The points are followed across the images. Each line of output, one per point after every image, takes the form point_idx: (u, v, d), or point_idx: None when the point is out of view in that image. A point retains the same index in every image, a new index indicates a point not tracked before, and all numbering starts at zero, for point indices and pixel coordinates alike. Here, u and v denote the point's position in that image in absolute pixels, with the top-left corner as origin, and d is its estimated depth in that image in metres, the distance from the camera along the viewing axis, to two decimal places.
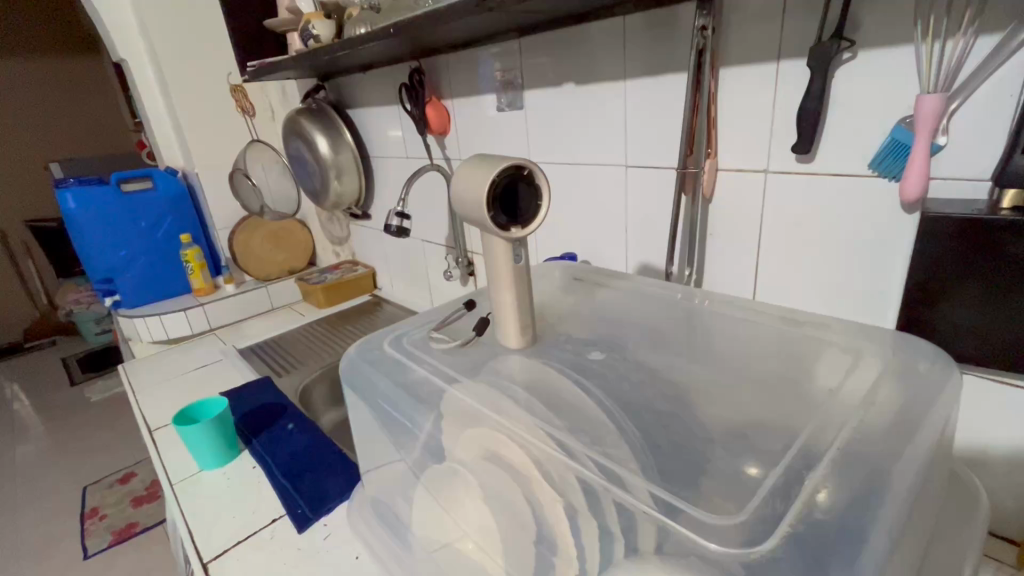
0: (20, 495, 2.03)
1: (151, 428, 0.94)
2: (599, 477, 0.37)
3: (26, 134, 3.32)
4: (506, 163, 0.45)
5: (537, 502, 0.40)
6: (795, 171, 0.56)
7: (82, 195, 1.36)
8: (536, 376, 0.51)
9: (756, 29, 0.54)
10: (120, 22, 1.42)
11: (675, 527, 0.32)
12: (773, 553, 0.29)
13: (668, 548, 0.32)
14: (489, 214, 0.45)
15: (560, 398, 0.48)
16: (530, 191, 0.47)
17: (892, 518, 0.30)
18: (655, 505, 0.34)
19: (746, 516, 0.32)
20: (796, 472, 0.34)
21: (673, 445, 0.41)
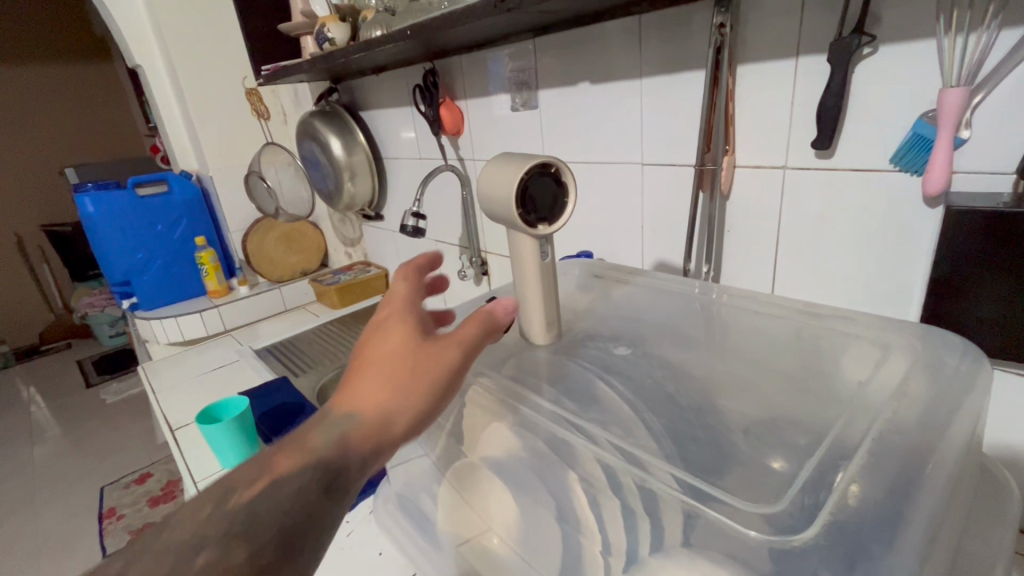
0: (40, 495, 2.06)
1: (172, 428, 0.95)
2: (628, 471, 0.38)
3: (40, 142, 3.37)
4: (535, 161, 0.45)
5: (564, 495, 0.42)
6: (813, 167, 0.56)
7: (100, 199, 1.39)
8: (560, 373, 0.52)
9: (774, 25, 0.54)
10: (136, 29, 1.44)
11: (706, 512, 0.33)
12: (813, 541, 0.30)
13: (696, 537, 0.33)
14: (518, 212, 0.46)
15: (586, 394, 0.49)
16: (557, 189, 0.47)
17: (930, 511, 0.30)
18: (681, 490, 0.35)
19: (779, 508, 0.32)
20: (829, 464, 0.35)
21: (700, 440, 0.42)
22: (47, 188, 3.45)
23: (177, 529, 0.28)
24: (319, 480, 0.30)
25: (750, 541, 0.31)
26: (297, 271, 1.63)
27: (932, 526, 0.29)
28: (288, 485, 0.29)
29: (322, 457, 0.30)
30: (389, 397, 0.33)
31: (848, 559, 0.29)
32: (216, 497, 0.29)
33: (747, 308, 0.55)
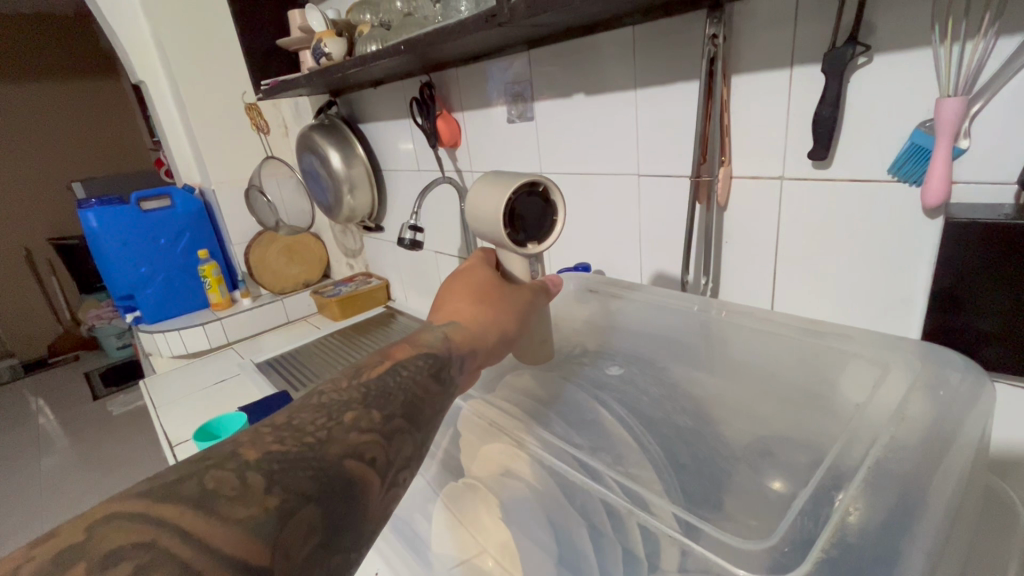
0: (46, 507, 2.07)
1: (171, 444, 0.95)
2: (623, 500, 0.38)
3: (49, 157, 3.42)
4: (522, 179, 0.45)
5: (559, 522, 0.41)
6: (811, 178, 0.55)
7: (104, 215, 1.40)
8: (555, 394, 0.52)
9: (768, 36, 0.54)
10: (138, 45, 1.46)
11: (696, 548, 0.33)
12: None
13: (691, 566, 0.33)
14: (505, 230, 0.45)
15: (581, 416, 0.48)
16: (545, 207, 0.47)
17: (931, 541, 0.29)
18: (677, 526, 0.35)
19: (776, 540, 0.31)
20: (826, 492, 0.34)
21: (697, 464, 0.42)
22: (55, 202, 3.49)
23: (323, 400, 0.35)
24: (431, 369, 0.39)
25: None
26: (299, 283, 1.64)
27: (933, 557, 0.28)
28: (406, 370, 0.38)
29: (434, 349, 0.41)
30: (477, 315, 0.46)
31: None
32: (350, 374, 0.38)
33: (744, 324, 0.54)
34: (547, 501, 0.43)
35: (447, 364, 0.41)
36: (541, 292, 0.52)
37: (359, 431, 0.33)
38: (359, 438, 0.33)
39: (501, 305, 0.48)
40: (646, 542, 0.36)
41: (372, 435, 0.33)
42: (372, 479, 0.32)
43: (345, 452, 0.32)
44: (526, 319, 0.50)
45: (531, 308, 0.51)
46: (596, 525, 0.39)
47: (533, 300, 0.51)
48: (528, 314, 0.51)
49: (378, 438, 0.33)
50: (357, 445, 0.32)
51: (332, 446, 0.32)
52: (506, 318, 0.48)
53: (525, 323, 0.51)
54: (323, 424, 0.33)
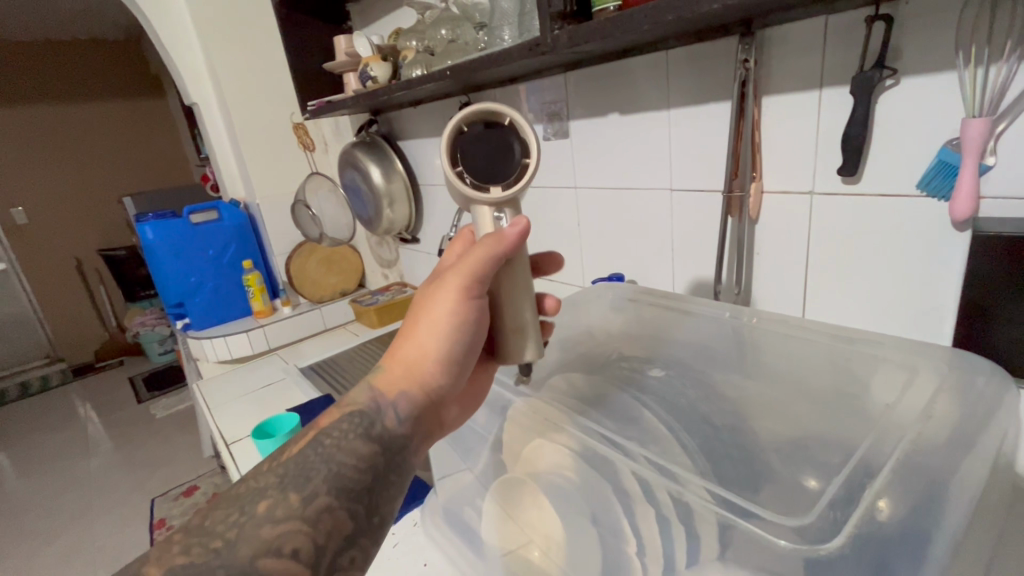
0: (96, 504, 2.18)
1: (227, 443, 1.01)
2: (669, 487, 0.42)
3: (100, 172, 3.62)
4: (479, 108, 0.46)
5: (605, 510, 0.45)
6: (841, 193, 0.57)
7: (159, 227, 1.51)
8: (598, 393, 0.56)
9: (798, 60, 0.57)
10: (193, 70, 1.56)
11: (741, 523, 0.35)
12: (842, 549, 0.32)
13: (733, 547, 0.35)
14: (459, 167, 0.47)
15: (625, 412, 0.52)
16: (509, 142, 0.47)
17: (953, 527, 0.33)
18: (717, 501, 0.37)
19: (812, 518, 0.34)
20: (857, 480, 0.36)
21: (736, 456, 0.45)
22: (105, 215, 3.69)
23: (248, 488, 0.39)
24: (359, 431, 0.42)
25: (780, 551, 0.33)
26: (337, 291, 1.71)
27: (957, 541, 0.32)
28: (326, 442, 0.41)
29: (359, 408, 0.43)
30: (405, 348, 0.47)
31: (877, 565, 0.31)
32: (275, 455, 0.41)
33: (777, 330, 0.57)
34: (591, 489, 0.46)
35: (377, 422, 0.43)
36: (474, 273, 0.45)
37: (274, 523, 0.36)
38: (275, 531, 0.36)
39: (429, 321, 0.46)
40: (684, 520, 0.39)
41: (289, 523, 0.37)
42: (297, 565, 0.36)
43: (260, 549, 0.35)
44: (469, 321, 0.47)
45: (472, 304, 0.47)
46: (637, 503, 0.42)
47: (468, 293, 0.46)
48: (471, 314, 0.47)
49: (296, 526, 0.37)
50: (272, 539, 0.36)
51: (246, 545, 0.35)
52: (440, 333, 0.46)
53: (472, 322, 0.47)
54: (235, 524, 0.37)
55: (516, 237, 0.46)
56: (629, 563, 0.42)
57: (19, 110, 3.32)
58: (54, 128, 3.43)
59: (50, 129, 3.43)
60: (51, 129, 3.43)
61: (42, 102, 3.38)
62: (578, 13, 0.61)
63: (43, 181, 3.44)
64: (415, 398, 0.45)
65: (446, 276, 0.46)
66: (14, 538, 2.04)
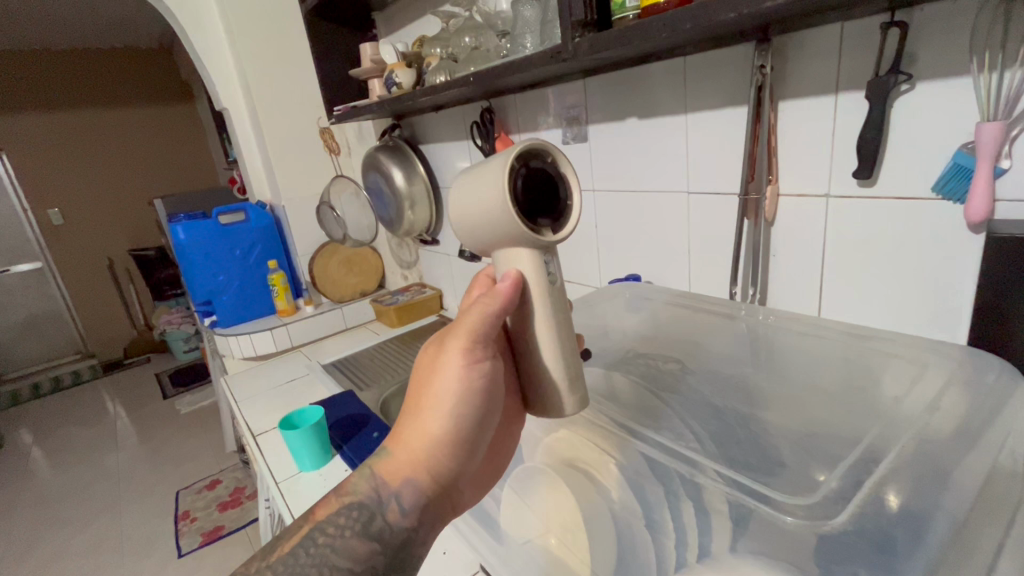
0: (125, 495, 2.26)
1: (254, 434, 1.05)
2: (683, 467, 0.46)
3: (131, 175, 3.75)
4: (529, 143, 0.40)
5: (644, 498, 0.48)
6: (856, 196, 0.58)
7: (190, 228, 1.56)
8: (623, 395, 0.59)
9: (815, 65, 0.58)
10: (224, 77, 1.62)
11: (759, 507, 0.40)
12: (845, 526, 0.37)
13: (752, 529, 0.40)
14: (516, 210, 0.40)
15: (651, 406, 0.57)
16: (557, 179, 0.42)
17: (957, 505, 0.36)
18: (736, 487, 0.43)
19: (817, 498, 0.39)
20: (864, 464, 0.41)
21: (750, 440, 0.51)
22: (135, 216, 3.81)
23: None
24: (357, 526, 0.41)
25: (789, 528, 0.38)
26: (357, 291, 1.75)
27: (958, 518, 0.35)
28: (322, 538, 0.41)
29: (359, 500, 0.42)
30: (408, 425, 0.44)
31: (877, 539, 0.36)
32: (265, 552, 0.41)
33: (792, 328, 0.60)
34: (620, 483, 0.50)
35: (380, 513, 0.42)
36: (470, 335, 0.43)
37: None
38: None
39: (435, 396, 0.43)
40: (700, 510, 0.44)
41: None
42: None
43: None
44: (474, 390, 0.43)
45: (477, 369, 0.43)
46: (666, 485, 0.47)
47: (469, 358, 0.43)
48: (476, 380, 0.44)
49: None
50: None
51: None
52: (446, 409, 0.43)
53: (480, 390, 0.44)
54: None
55: (514, 281, 0.43)
56: (646, 547, 0.46)
57: (57, 116, 3.46)
58: (89, 133, 3.57)
59: (84, 133, 3.56)
60: (86, 133, 3.56)
61: (77, 107, 3.52)
62: (600, 21, 0.63)
63: (76, 183, 3.57)
64: (421, 490, 0.42)
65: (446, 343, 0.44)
66: (47, 526, 2.13)
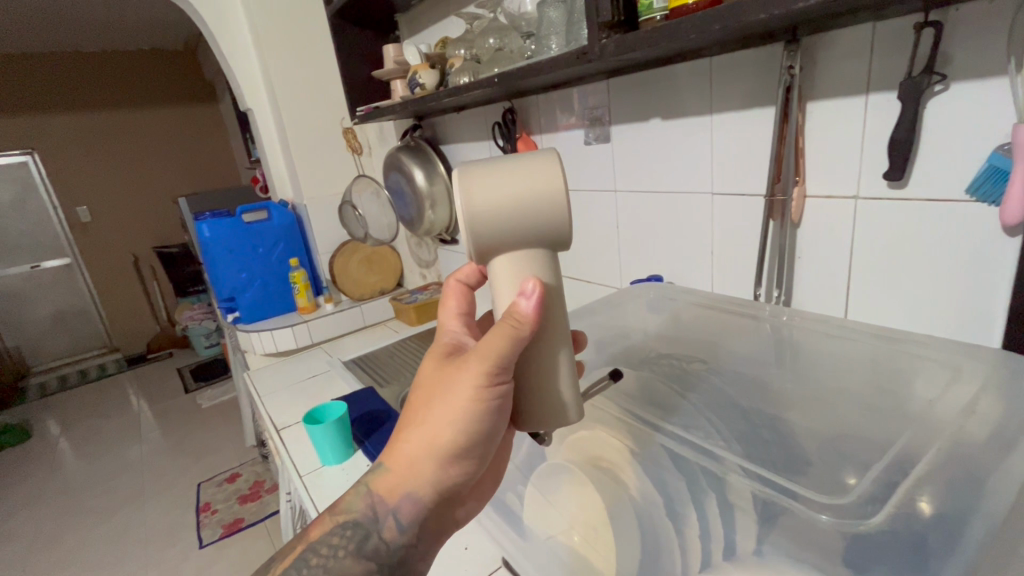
0: (148, 486, 2.32)
1: (278, 428, 1.08)
2: (716, 467, 0.48)
3: (156, 174, 3.84)
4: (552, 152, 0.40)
5: (672, 497, 0.49)
6: (886, 198, 0.58)
7: (215, 226, 1.59)
8: (649, 396, 0.61)
9: (845, 66, 0.57)
10: (249, 78, 1.65)
11: (795, 506, 0.41)
12: (882, 525, 0.37)
13: (785, 528, 0.41)
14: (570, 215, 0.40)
15: (670, 404, 0.59)
16: None
17: (997, 508, 0.35)
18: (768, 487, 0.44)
19: (852, 499, 0.40)
20: (899, 467, 0.42)
21: (777, 441, 0.51)
22: (159, 214, 3.90)
23: None
24: (351, 546, 0.43)
25: (822, 525, 0.39)
26: (376, 290, 1.78)
27: (999, 520, 0.35)
28: (318, 555, 0.43)
29: (354, 518, 0.44)
30: (411, 443, 0.43)
31: (913, 542, 0.36)
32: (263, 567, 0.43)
33: (817, 330, 0.61)
34: (650, 478, 0.52)
35: (374, 530, 0.43)
36: (493, 360, 0.39)
37: None
38: None
39: (446, 419, 0.41)
40: (727, 509, 0.45)
41: None
42: None
43: None
44: (487, 415, 0.41)
45: (495, 394, 0.41)
46: (692, 482, 0.49)
47: (488, 382, 0.40)
48: (495, 406, 0.41)
49: None
50: None
51: None
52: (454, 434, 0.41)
53: (497, 415, 0.42)
54: None
55: (539, 297, 0.40)
56: (668, 540, 0.47)
57: (86, 116, 3.55)
58: (116, 133, 3.66)
59: (111, 133, 3.65)
60: (113, 133, 3.66)
61: (105, 107, 3.60)
62: (628, 22, 0.64)
63: (103, 182, 3.66)
64: (419, 509, 0.43)
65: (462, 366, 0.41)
66: (74, 514, 2.20)
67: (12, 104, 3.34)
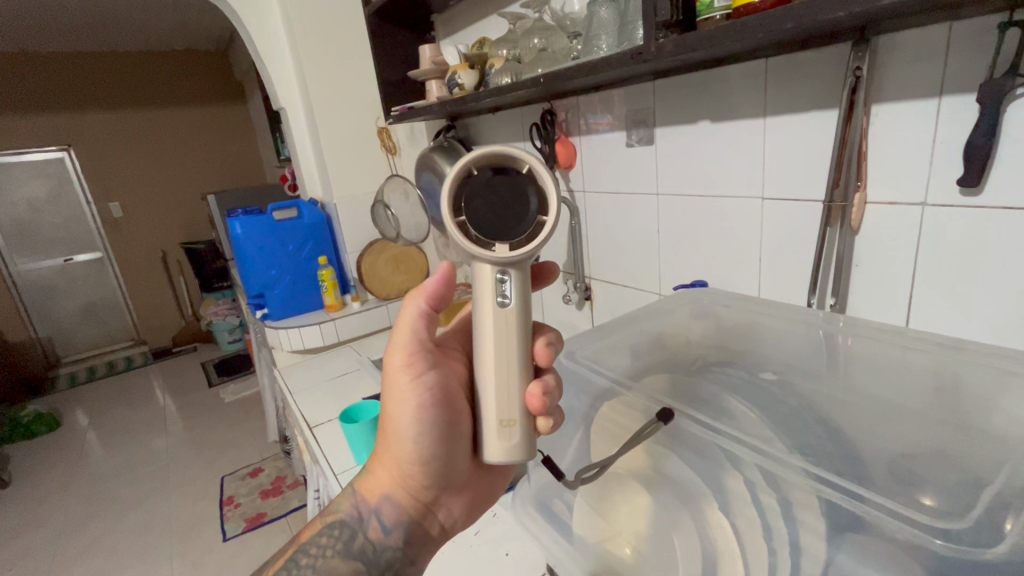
0: (172, 477, 2.36)
1: (310, 424, 1.08)
2: (810, 479, 0.44)
3: (184, 171, 3.91)
4: (449, 183, 0.44)
5: (732, 517, 0.48)
6: (957, 205, 0.55)
7: (247, 222, 1.61)
8: (704, 399, 0.59)
9: (915, 68, 0.55)
10: (284, 77, 1.67)
11: (894, 524, 0.39)
12: (1006, 555, 0.35)
13: (867, 549, 0.40)
14: (474, 240, 0.45)
15: (725, 409, 0.57)
16: (503, 186, 0.45)
17: None
18: (877, 505, 0.41)
19: (966, 524, 0.38)
20: (1018, 492, 0.39)
21: (841, 454, 0.50)
22: (188, 210, 3.98)
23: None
24: (339, 545, 0.55)
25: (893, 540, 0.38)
26: (402, 290, 1.79)
27: None
28: (313, 550, 0.55)
29: (340, 519, 0.56)
30: (382, 448, 0.56)
31: None
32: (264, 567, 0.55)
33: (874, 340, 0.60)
34: (703, 474, 0.51)
35: (360, 531, 0.55)
36: (408, 350, 0.53)
37: None
38: None
39: (389, 412, 0.53)
40: (791, 524, 0.44)
41: None
42: None
43: None
44: (420, 404, 0.52)
45: (419, 384, 0.52)
46: (751, 482, 0.48)
47: (412, 373, 0.53)
48: (421, 395, 0.52)
49: None
50: None
51: None
52: (400, 428, 0.53)
53: (425, 405, 0.52)
54: None
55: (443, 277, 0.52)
56: (727, 543, 0.47)
57: (119, 113, 3.64)
58: (147, 131, 3.75)
59: (143, 131, 3.73)
60: (145, 131, 3.74)
61: (138, 106, 3.69)
62: (684, 22, 0.62)
63: (134, 178, 3.75)
64: (394, 509, 0.55)
65: (394, 368, 0.53)
66: (102, 502, 2.24)
67: (51, 101, 3.44)
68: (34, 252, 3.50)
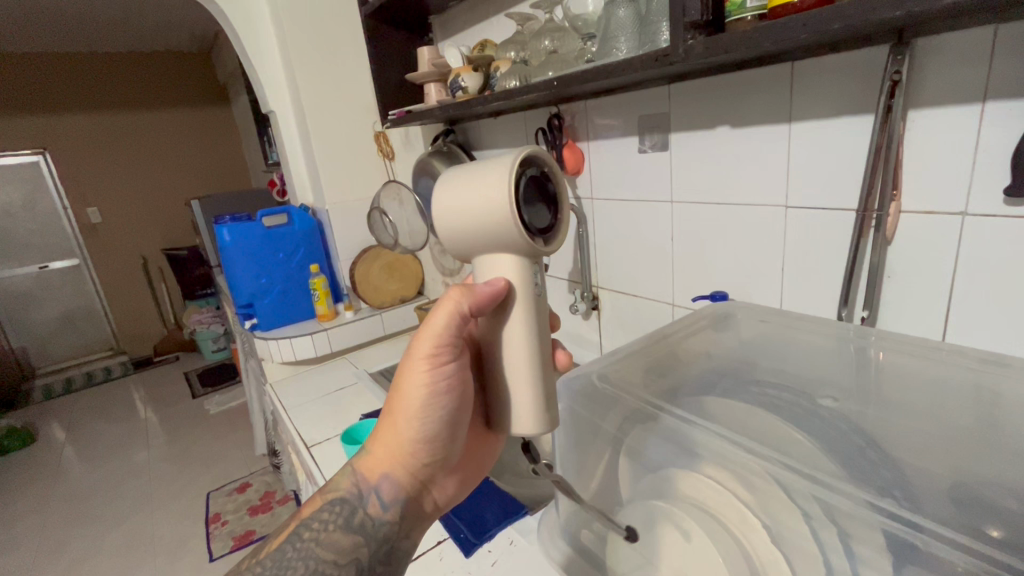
0: (155, 493, 2.27)
1: (308, 444, 1.03)
2: (903, 527, 0.37)
3: (166, 176, 3.80)
4: (508, 177, 0.42)
5: (788, 553, 0.44)
6: (1001, 214, 0.53)
7: (235, 229, 1.55)
8: (741, 421, 0.56)
9: (955, 72, 0.53)
10: (275, 79, 1.62)
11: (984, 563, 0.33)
12: None
13: None
14: (527, 236, 0.45)
15: (766, 431, 0.54)
16: (539, 181, 0.45)
17: None
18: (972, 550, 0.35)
19: None
20: None
21: (896, 482, 0.46)
22: (170, 216, 3.87)
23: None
24: (340, 520, 0.49)
25: None
26: (396, 298, 1.73)
27: None
28: (312, 527, 0.49)
29: (341, 495, 0.51)
30: (385, 427, 0.51)
31: None
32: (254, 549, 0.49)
33: (912, 353, 0.57)
34: (750, 500, 0.47)
35: (360, 506, 0.50)
36: (435, 340, 0.48)
37: None
38: None
39: (400, 392, 0.49)
40: (849, 558, 0.40)
41: None
42: None
43: None
44: (440, 391, 0.49)
45: (440, 372, 0.49)
46: (807, 516, 0.43)
47: (434, 363, 0.48)
48: (439, 383, 0.49)
49: None
50: None
51: None
52: (414, 411, 0.49)
53: (442, 391, 0.49)
54: None
55: (499, 290, 0.47)
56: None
57: (97, 116, 3.52)
58: (127, 134, 3.63)
59: (123, 135, 3.62)
60: (125, 134, 3.63)
61: (118, 109, 3.58)
62: (712, 23, 0.58)
63: (114, 183, 3.63)
64: (397, 489, 0.50)
65: (415, 351, 0.49)
66: (79, 522, 2.14)
67: (26, 103, 3.32)
68: (7, 260, 3.37)
